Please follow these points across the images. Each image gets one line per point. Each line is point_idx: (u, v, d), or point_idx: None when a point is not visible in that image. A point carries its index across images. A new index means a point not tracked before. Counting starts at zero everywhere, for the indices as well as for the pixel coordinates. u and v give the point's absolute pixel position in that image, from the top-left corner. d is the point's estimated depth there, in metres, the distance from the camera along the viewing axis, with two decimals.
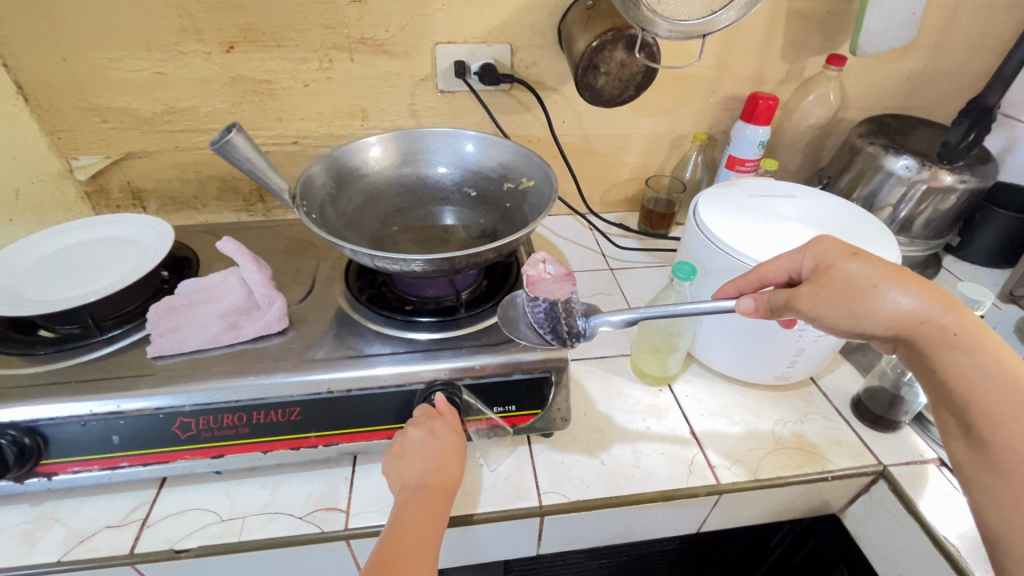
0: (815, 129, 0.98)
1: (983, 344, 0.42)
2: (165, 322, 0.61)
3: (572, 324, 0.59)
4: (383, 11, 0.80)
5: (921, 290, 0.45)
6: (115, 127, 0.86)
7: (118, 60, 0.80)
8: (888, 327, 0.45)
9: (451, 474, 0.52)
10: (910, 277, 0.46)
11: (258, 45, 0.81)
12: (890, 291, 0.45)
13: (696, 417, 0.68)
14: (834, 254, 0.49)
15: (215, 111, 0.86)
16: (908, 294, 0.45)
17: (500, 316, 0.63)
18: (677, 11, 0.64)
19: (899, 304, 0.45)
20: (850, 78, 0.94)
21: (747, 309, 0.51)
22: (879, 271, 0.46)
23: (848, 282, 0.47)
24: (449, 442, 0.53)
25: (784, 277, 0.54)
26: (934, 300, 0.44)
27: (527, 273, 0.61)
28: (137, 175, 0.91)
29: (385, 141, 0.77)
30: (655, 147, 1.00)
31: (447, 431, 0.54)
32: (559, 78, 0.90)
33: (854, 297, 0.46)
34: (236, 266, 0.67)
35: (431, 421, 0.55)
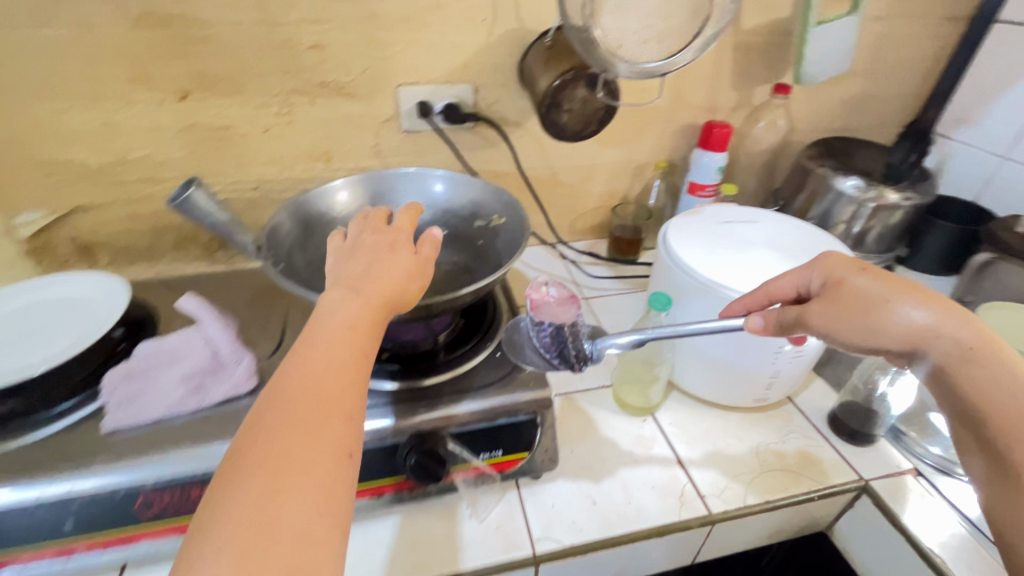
0: (768, 153, 1.03)
1: (999, 357, 0.43)
2: (122, 389, 0.57)
3: (580, 347, 0.55)
4: (344, 55, 0.80)
5: (933, 303, 0.47)
6: (60, 180, 0.81)
7: (64, 111, 0.76)
8: (904, 340, 0.47)
9: (399, 288, 0.45)
10: (923, 292, 0.48)
11: (214, 92, 0.79)
12: (902, 305, 0.47)
13: (682, 446, 0.68)
14: (842, 270, 0.51)
15: (171, 160, 0.83)
16: (921, 308, 0.46)
17: (505, 340, 0.62)
18: (634, 55, 0.66)
19: (913, 317, 0.46)
20: (797, 104, 0.99)
21: (757, 326, 0.52)
22: (890, 286, 0.48)
23: (861, 297, 0.48)
24: (401, 259, 0.47)
25: (793, 293, 0.55)
26: (947, 314, 0.46)
27: (531, 297, 0.59)
28: (85, 229, 0.86)
29: (352, 184, 0.75)
30: (619, 175, 1.02)
31: (405, 247, 0.49)
32: (523, 114, 0.91)
33: (867, 308, 0.48)
34: (197, 325, 0.65)
35: (382, 238, 0.49)
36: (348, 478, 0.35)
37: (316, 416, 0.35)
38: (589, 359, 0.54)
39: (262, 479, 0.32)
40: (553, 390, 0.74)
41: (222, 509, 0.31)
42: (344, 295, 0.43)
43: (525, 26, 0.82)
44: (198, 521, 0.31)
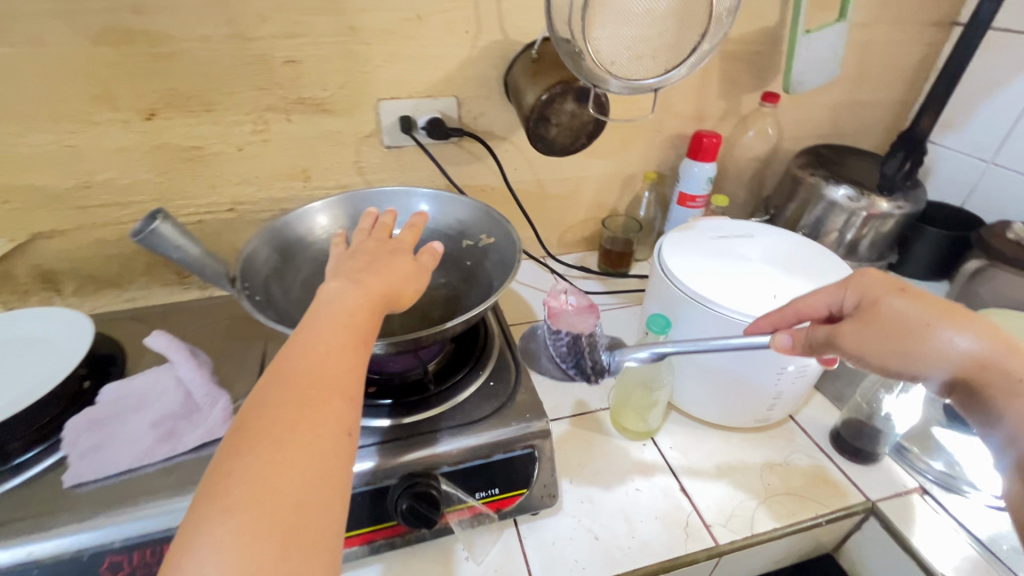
0: (757, 162, 1.01)
1: None
2: (85, 439, 0.52)
3: (596, 358, 0.59)
4: (321, 70, 0.76)
5: (978, 330, 0.45)
6: (18, 206, 0.76)
7: (19, 133, 0.71)
8: (944, 367, 0.45)
9: (399, 285, 0.47)
10: (968, 317, 0.46)
11: (183, 111, 0.75)
12: (945, 331, 0.45)
13: (685, 472, 0.65)
14: (880, 289, 0.49)
15: (138, 182, 0.79)
16: (965, 335, 0.45)
17: (527, 355, 0.65)
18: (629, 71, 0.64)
19: (954, 343, 0.45)
20: (786, 112, 0.97)
21: (784, 344, 0.51)
22: (932, 310, 0.46)
23: (899, 319, 0.47)
24: (405, 264, 0.49)
25: (824, 312, 0.53)
26: (993, 340, 0.44)
27: (551, 306, 0.69)
28: (47, 257, 0.81)
29: (332, 205, 0.72)
30: (608, 187, 1.00)
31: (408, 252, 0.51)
32: (508, 128, 0.88)
33: (906, 331, 0.46)
34: (168, 365, 0.61)
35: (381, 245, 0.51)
36: (347, 456, 0.37)
37: (314, 398, 0.37)
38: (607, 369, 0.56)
39: (264, 456, 0.34)
40: (548, 416, 0.71)
41: (226, 481, 0.33)
42: (346, 288, 0.44)
43: (509, 38, 0.80)
44: (203, 487, 0.33)
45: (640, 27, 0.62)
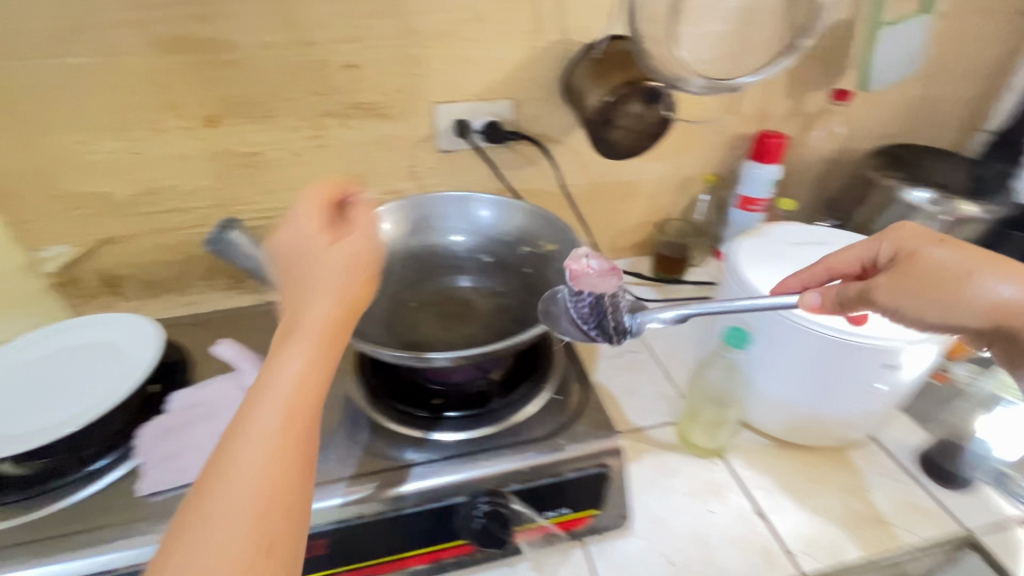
0: (823, 163, 0.96)
1: None
2: (159, 447, 0.53)
3: (620, 320, 0.55)
4: (378, 74, 0.75)
5: (1019, 276, 0.45)
6: (86, 213, 0.78)
7: (89, 142, 0.72)
8: (983, 315, 0.46)
9: (353, 296, 0.41)
10: (1002, 262, 0.46)
11: (244, 117, 0.75)
12: (987, 280, 0.45)
13: (760, 493, 0.62)
14: (917, 241, 0.48)
15: (199, 188, 0.79)
16: (1006, 283, 0.45)
17: (542, 310, 0.60)
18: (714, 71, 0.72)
19: (992, 291, 0.45)
20: (857, 110, 0.92)
21: (814, 303, 0.49)
22: (970, 258, 0.46)
23: (940, 270, 0.46)
24: (346, 262, 0.41)
25: (856, 266, 0.52)
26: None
27: (571, 267, 0.56)
28: (112, 262, 0.83)
29: (392, 211, 0.70)
30: (664, 190, 0.96)
31: (350, 245, 0.42)
32: (564, 130, 0.86)
33: (948, 281, 0.46)
34: (235, 373, 0.62)
35: (311, 242, 0.42)
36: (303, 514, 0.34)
37: (269, 459, 0.33)
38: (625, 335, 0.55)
39: (215, 528, 0.31)
40: (616, 427, 0.68)
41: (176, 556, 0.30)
42: (294, 315, 0.39)
43: (568, 38, 0.77)
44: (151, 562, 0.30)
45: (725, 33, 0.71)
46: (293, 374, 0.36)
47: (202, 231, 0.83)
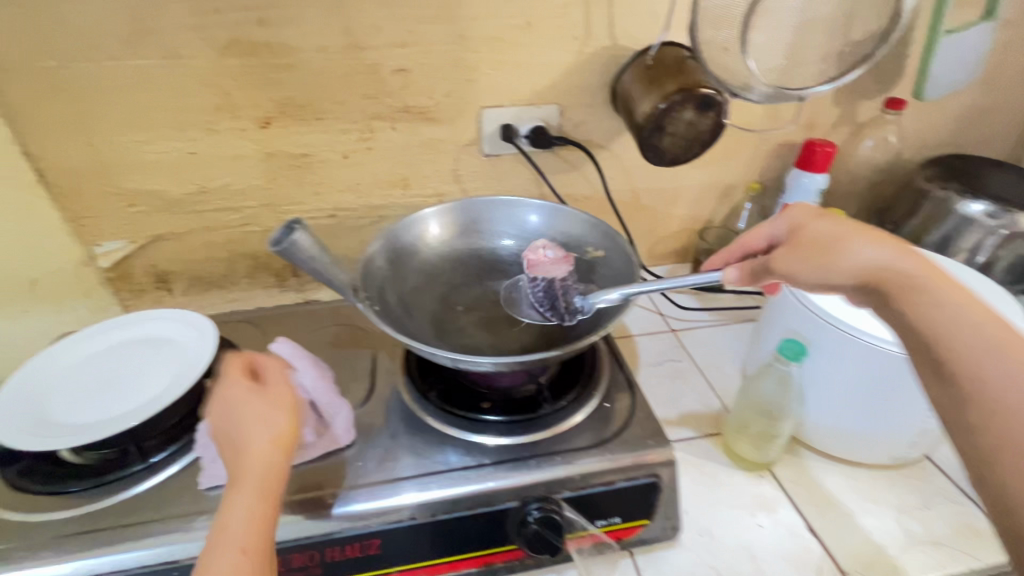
0: (872, 174, 0.94)
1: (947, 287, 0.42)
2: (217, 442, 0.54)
3: (570, 301, 0.62)
4: (428, 79, 0.76)
5: (885, 242, 0.47)
6: (142, 210, 0.80)
7: (149, 141, 0.74)
8: (858, 276, 0.46)
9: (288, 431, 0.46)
10: (879, 235, 0.48)
11: (296, 119, 0.76)
12: (857, 243, 0.47)
13: (811, 510, 0.60)
14: (807, 216, 0.53)
15: (250, 188, 0.81)
16: (874, 246, 0.47)
17: (503, 296, 0.69)
18: (785, 80, 0.71)
19: (870, 252, 0.46)
20: (909, 119, 0.89)
21: (732, 278, 0.55)
22: (846, 228, 0.49)
23: (817, 239, 0.50)
24: (270, 407, 0.46)
25: (764, 243, 0.58)
26: (895, 252, 0.45)
27: (528, 257, 0.66)
28: (163, 258, 0.85)
29: (440, 214, 0.71)
30: (706, 198, 0.95)
31: (285, 396, 0.48)
32: (608, 136, 0.85)
33: (835, 242, 0.49)
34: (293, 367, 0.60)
35: (236, 389, 0.47)
36: None
37: None
38: (571, 312, 0.62)
39: None
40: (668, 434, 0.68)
41: None
42: (242, 456, 0.44)
43: (618, 45, 0.77)
44: None
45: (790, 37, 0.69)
46: (241, 514, 0.40)
47: (249, 230, 0.85)
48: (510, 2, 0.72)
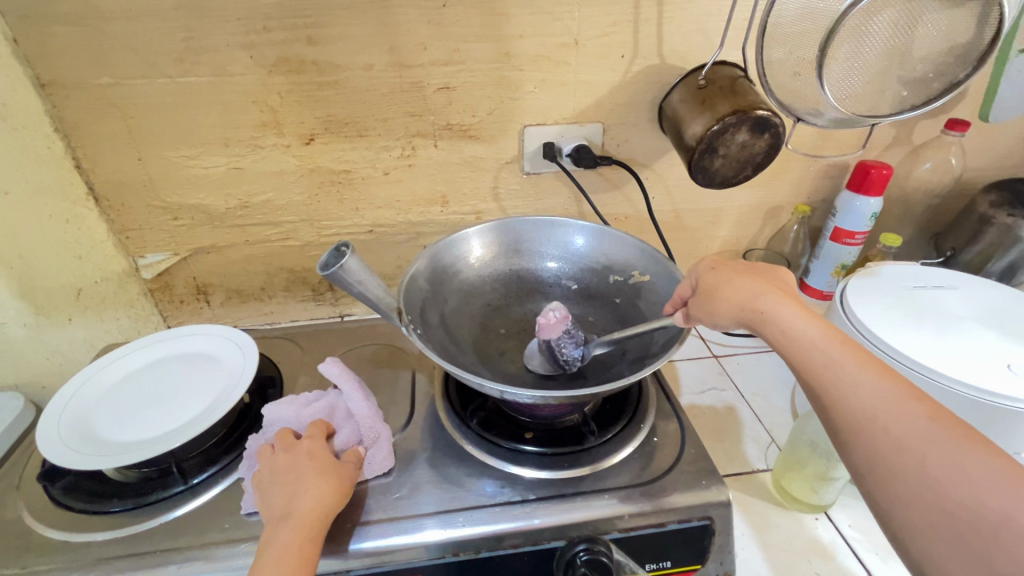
0: (929, 196, 0.90)
1: (786, 313, 0.48)
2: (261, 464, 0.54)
3: (565, 355, 0.59)
4: (472, 96, 0.75)
5: (751, 284, 0.52)
6: (185, 223, 0.80)
7: (195, 157, 0.75)
8: (735, 319, 0.51)
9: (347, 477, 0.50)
10: (749, 279, 0.53)
11: (339, 136, 0.76)
12: (728, 289, 0.52)
13: (872, 558, 0.56)
14: (701, 267, 0.56)
15: (291, 204, 0.81)
16: (741, 289, 0.51)
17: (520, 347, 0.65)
18: (865, 106, 0.65)
19: (739, 294, 0.51)
20: (973, 141, 0.85)
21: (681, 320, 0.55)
22: (721, 275, 0.54)
23: (708, 287, 0.54)
24: (332, 468, 0.50)
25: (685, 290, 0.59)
26: (756, 291, 0.51)
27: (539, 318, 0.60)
28: (203, 269, 0.85)
29: (481, 234, 0.70)
30: (751, 218, 0.92)
31: (347, 466, 0.51)
32: (652, 154, 0.83)
33: (712, 288, 0.53)
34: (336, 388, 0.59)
35: (309, 442, 0.52)
36: None
37: None
38: (569, 364, 0.59)
39: None
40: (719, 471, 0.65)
41: None
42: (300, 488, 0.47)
43: (666, 63, 0.75)
44: None
45: (881, 62, 0.61)
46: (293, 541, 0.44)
47: (288, 243, 0.85)
48: (559, 20, 0.70)
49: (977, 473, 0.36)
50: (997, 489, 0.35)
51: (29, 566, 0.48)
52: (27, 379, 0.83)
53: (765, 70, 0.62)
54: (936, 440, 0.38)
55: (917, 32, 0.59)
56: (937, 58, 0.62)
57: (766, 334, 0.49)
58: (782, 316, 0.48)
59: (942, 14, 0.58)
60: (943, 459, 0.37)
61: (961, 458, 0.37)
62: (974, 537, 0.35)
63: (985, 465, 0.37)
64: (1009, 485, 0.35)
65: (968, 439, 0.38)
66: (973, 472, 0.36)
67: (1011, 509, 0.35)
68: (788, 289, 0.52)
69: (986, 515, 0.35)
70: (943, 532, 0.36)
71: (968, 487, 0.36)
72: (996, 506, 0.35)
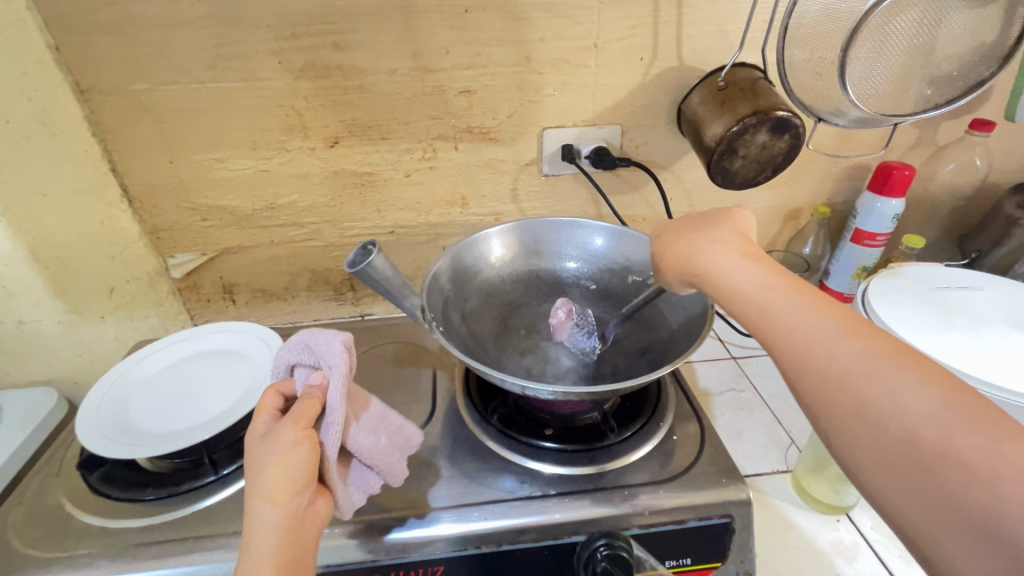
0: (953, 198, 0.89)
1: (718, 264, 0.46)
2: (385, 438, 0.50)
3: (581, 345, 0.65)
4: (492, 99, 0.76)
5: (691, 238, 0.50)
6: (213, 224, 0.83)
7: (223, 160, 0.77)
8: (682, 278, 0.50)
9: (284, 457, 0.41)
10: (690, 232, 0.51)
11: (363, 139, 0.78)
12: (672, 249, 0.51)
13: (896, 561, 0.56)
14: (659, 228, 0.56)
15: (315, 205, 0.83)
16: (682, 247, 0.50)
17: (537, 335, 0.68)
18: (889, 106, 0.64)
19: (682, 252, 0.50)
20: (999, 142, 0.84)
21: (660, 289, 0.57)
22: (669, 235, 0.53)
23: (659, 250, 0.53)
24: (265, 457, 0.41)
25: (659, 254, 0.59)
26: (693, 244, 0.49)
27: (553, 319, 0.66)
28: (230, 269, 0.88)
29: (503, 234, 0.71)
30: (770, 220, 0.92)
31: (289, 450, 0.41)
32: (670, 156, 0.84)
33: (661, 253, 0.53)
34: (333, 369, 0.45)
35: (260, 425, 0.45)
36: None
37: None
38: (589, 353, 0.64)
39: None
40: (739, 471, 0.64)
41: None
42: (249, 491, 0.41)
43: (685, 65, 0.75)
44: None
45: (904, 61, 0.61)
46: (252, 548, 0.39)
47: (312, 244, 0.87)
48: (580, 24, 0.71)
49: (914, 401, 0.32)
50: (934, 415, 0.31)
51: (69, 550, 0.50)
52: (61, 375, 0.85)
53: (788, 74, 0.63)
54: (868, 370, 0.34)
55: (941, 32, 0.60)
56: (960, 57, 0.62)
57: (706, 286, 0.47)
58: (719, 265, 0.46)
59: (968, 14, 0.59)
60: (874, 389, 0.34)
61: (896, 387, 0.33)
62: (914, 470, 0.31)
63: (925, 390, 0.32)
64: (948, 411, 0.31)
65: (911, 364, 0.34)
66: (906, 399, 0.32)
67: (947, 437, 0.30)
68: (739, 233, 0.49)
69: (920, 445, 0.31)
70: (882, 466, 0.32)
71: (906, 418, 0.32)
72: (933, 435, 0.31)
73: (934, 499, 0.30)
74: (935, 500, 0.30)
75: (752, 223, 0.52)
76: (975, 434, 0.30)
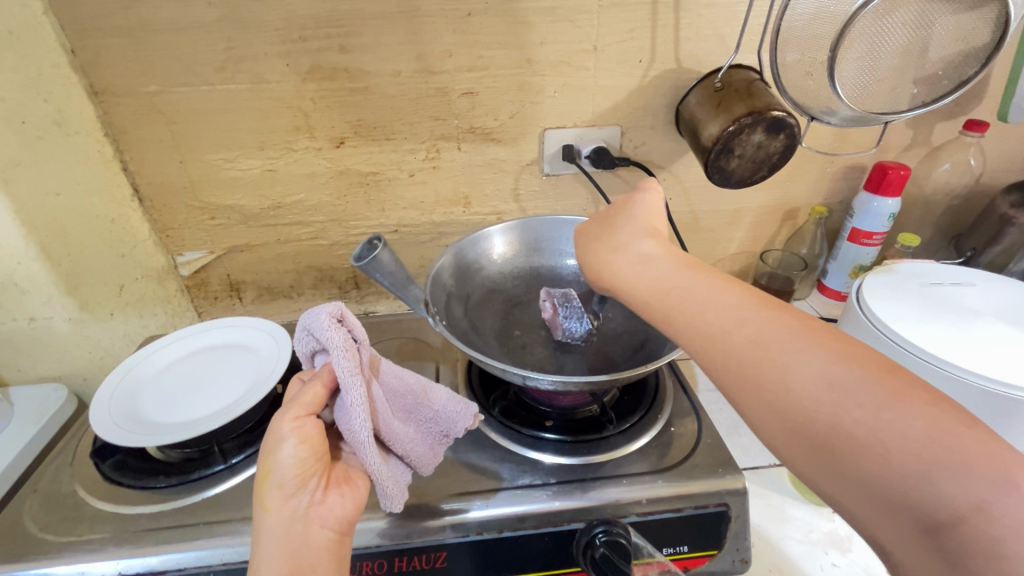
0: (948, 198, 0.90)
1: (623, 272, 0.46)
2: (412, 428, 0.52)
3: (568, 329, 0.66)
4: (494, 101, 0.78)
5: (602, 245, 0.50)
6: (222, 223, 0.85)
7: (231, 159, 0.79)
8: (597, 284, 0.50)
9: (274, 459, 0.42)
10: (601, 238, 0.50)
11: (368, 139, 0.79)
12: (587, 254, 0.51)
13: None
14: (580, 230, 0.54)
15: (321, 205, 0.85)
16: (593, 254, 0.50)
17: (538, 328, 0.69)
18: (880, 105, 0.66)
19: (593, 259, 0.50)
20: (992, 142, 0.85)
21: None
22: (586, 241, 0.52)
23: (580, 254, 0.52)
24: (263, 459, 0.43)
25: None
26: (602, 251, 0.49)
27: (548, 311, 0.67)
28: (237, 267, 0.90)
29: (507, 232, 0.73)
30: (767, 219, 0.93)
31: (280, 447, 0.43)
32: (669, 156, 0.85)
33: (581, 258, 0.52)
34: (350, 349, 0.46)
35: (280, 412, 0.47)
36: None
37: None
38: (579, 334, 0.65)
39: None
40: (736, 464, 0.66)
41: None
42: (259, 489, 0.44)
43: (683, 67, 0.77)
44: None
45: (895, 62, 0.63)
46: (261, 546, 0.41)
47: (318, 242, 0.89)
48: (579, 27, 0.73)
49: (804, 386, 0.34)
50: (828, 397, 0.33)
51: (82, 535, 0.52)
52: (72, 371, 0.87)
53: (779, 73, 0.64)
54: (773, 359, 0.36)
55: (933, 32, 0.61)
56: (948, 58, 0.63)
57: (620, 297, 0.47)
58: (625, 277, 0.46)
59: (954, 18, 0.60)
60: (778, 378, 0.35)
61: (792, 373, 0.35)
62: (825, 450, 0.33)
63: (813, 372, 0.34)
64: (832, 389, 0.33)
65: (808, 347, 0.36)
66: (794, 385, 0.35)
67: (837, 415, 0.33)
68: (646, 230, 0.49)
69: (821, 427, 0.33)
70: (797, 447, 0.34)
71: (810, 399, 0.34)
72: (825, 416, 0.33)
73: (844, 474, 0.32)
74: (845, 473, 0.32)
75: (661, 205, 0.52)
76: (860, 408, 0.32)
